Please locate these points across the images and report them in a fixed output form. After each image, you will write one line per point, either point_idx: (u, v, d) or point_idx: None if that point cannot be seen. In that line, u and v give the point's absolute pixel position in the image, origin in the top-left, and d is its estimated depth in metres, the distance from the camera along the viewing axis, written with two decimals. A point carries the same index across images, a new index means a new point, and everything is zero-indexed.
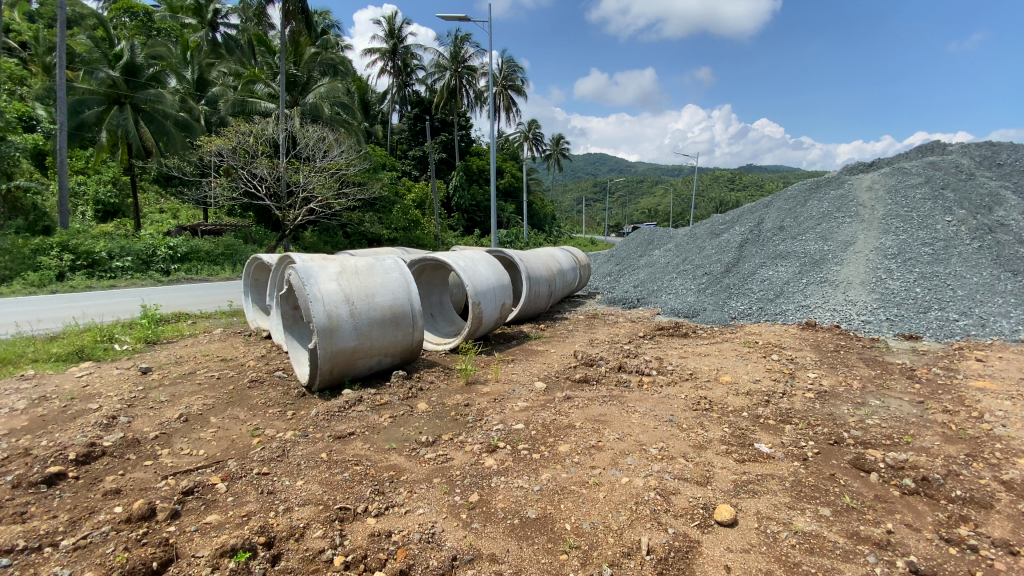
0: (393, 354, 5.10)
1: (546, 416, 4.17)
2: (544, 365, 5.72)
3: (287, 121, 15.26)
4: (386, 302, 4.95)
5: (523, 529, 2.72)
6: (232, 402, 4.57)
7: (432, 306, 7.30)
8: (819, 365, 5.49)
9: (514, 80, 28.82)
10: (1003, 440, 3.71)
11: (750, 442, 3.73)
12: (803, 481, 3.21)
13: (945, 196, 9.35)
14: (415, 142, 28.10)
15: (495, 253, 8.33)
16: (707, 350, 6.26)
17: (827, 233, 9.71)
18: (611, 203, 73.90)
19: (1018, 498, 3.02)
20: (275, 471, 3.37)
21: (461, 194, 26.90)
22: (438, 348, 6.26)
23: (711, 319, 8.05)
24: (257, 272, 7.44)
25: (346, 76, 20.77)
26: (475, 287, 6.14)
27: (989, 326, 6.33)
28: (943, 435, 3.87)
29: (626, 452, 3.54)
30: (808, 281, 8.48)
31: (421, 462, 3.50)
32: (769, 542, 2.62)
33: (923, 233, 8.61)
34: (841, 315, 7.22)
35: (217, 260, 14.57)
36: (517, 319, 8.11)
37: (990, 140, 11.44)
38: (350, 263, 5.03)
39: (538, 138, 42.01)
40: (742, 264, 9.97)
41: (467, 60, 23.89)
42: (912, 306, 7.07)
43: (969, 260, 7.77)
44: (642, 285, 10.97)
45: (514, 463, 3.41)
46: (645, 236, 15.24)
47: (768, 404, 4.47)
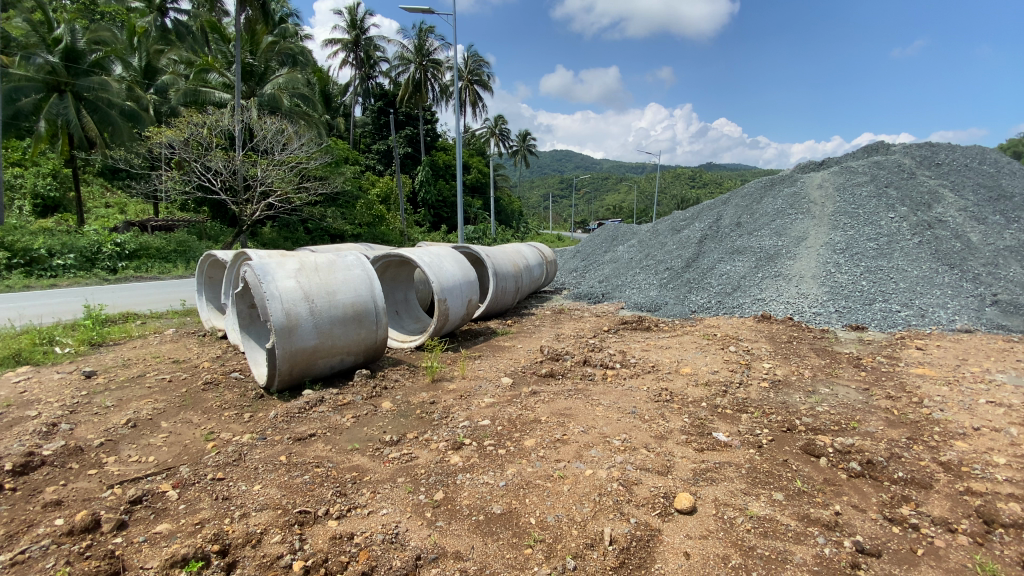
0: (356, 354, 5.00)
1: (512, 412, 4.17)
2: (510, 361, 5.72)
3: (244, 113, 14.68)
4: (348, 299, 4.82)
5: (488, 524, 2.71)
6: (185, 405, 4.36)
7: (396, 302, 7.19)
8: (773, 355, 5.72)
9: (480, 75, 28.64)
10: (940, 424, 3.96)
11: (708, 431, 3.84)
12: (758, 467, 3.33)
13: (888, 194, 9.87)
14: (378, 136, 27.56)
15: (461, 248, 8.25)
16: (668, 343, 6.43)
17: (780, 229, 10.11)
18: (577, 200, 74.51)
19: (954, 478, 3.22)
20: (230, 476, 3.24)
21: (427, 190, 26.57)
22: (404, 345, 6.17)
23: (672, 313, 8.25)
24: (212, 270, 7.11)
25: (306, 66, 20.12)
26: (441, 284, 6.06)
27: (928, 317, 6.75)
28: (886, 420, 4.09)
29: (590, 444, 3.58)
30: (763, 275, 8.80)
31: (385, 462, 3.44)
32: (726, 527, 2.70)
33: (868, 229, 9.07)
34: (794, 308, 7.54)
35: (169, 257, 13.87)
36: (484, 316, 8.06)
37: (928, 142, 12.16)
38: (309, 259, 4.89)
39: (504, 134, 41.90)
40: (702, 259, 10.26)
41: (431, 53, 23.59)
42: (859, 298, 7.44)
43: (909, 254, 8.24)
44: (606, 280, 11.15)
45: (479, 459, 3.39)
46: (609, 233, 15.45)
47: (726, 394, 4.61)
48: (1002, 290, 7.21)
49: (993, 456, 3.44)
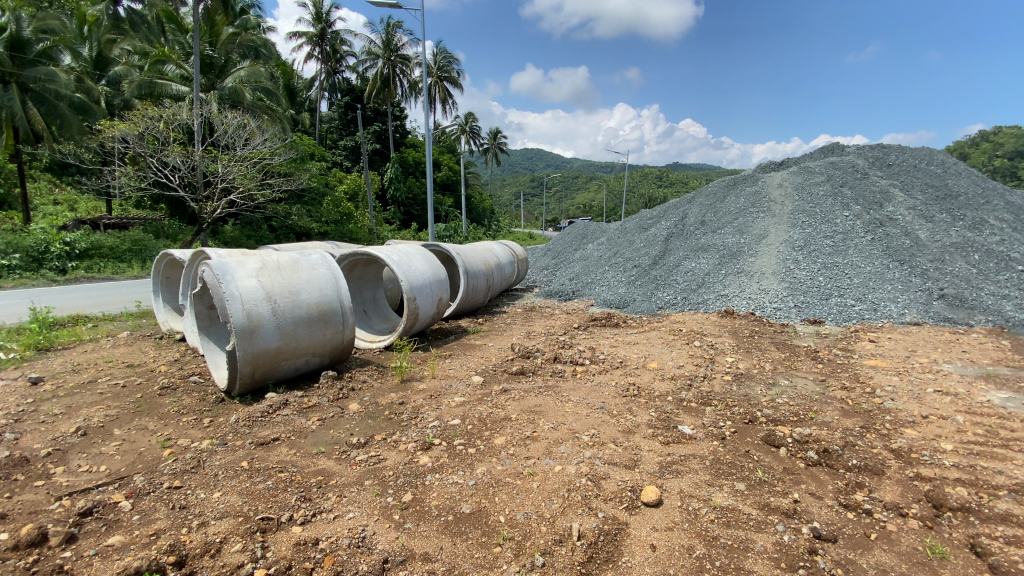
0: (322, 354, 4.88)
1: (483, 410, 4.15)
2: (481, 360, 5.69)
3: (204, 107, 14.14)
4: (312, 299, 4.70)
5: (457, 524, 2.69)
6: (140, 411, 4.17)
7: (364, 302, 7.06)
8: (736, 349, 5.87)
9: (450, 72, 28.40)
10: (891, 413, 4.15)
11: (674, 425, 3.92)
12: (721, 458, 3.42)
13: (843, 194, 10.30)
14: (345, 132, 27.04)
15: (431, 246, 8.17)
16: (636, 338, 6.54)
17: (742, 227, 10.40)
18: (548, 198, 74.82)
19: (904, 464, 3.39)
20: (187, 484, 3.11)
21: (396, 188, 26.20)
22: (372, 345, 6.06)
23: (640, 309, 8.38)
24: (168, 270, 6.82)
25: (269, 59, 19.52)
26: (410, 282, 5.98)
27: (880, 311, 7.07)
28: (842, 410, 4.26)
29: (559, 441, 3.60)
30: (726, 272, 9.05)
31: (351, 465, 3.36)
32: (691, 518, 2.76)
33: (825, 227, 9.44)
34: (755, 303, 7.77)
35: (123, 257, 13.23)
36: (455, 315, 8.00)
37: (880, 143, 12.73)
38: (271, 258, 4.74)
39: (475, 131, 41.67)
40: (668, 257, 10.47)
41: (400, 48, 23.24)
42: (816, 293, 7.73)
43: (863, 251, 8.62)
44: (576, 278, 11.25)
45: (449, 459, 3.36)
46: (579, 231, 15.60)
47: (691, 388, 4.72)
48: (948, 285, 7.62)
49: (940, 442, 3.63)
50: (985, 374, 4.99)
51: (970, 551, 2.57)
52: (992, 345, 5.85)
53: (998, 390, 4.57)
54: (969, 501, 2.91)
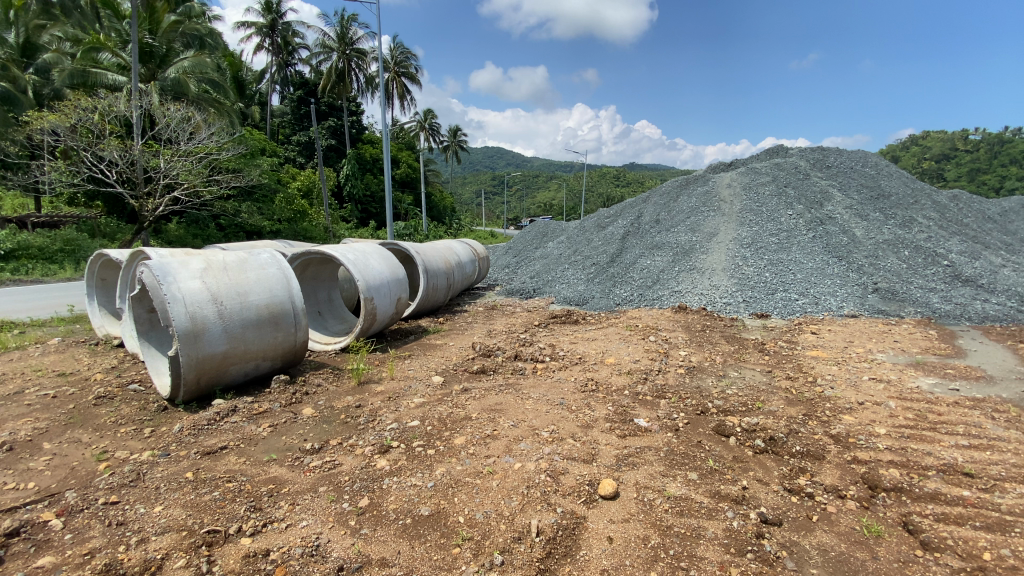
0: (273, 358, 4.70)
1: (443, 410, 4.10)
2: (441, 359, 5.63)
3: (143, 98, 13.34)
4: (261, 300, 4.52)
5: (415, 527, 2.65)
6: (73, 423, 3.89)
7: (319, 302, 6.85)
8: (689, 343, 6.08)
9: (408, 67, 27.98)
10: (831, 400, 4.40)
11: (630, 418, 4.01)
12: (675, 449, 3.52)
13: (787, 194, 10.82)
14: (299, 127, 26.14)
15: (388, 245, 8.00)
16: (595, 335, 6.66)
17: (694, 225, 10.75)
18: (509, 196, 74.86)
19: (842, 448, 3.59)
20: (126, 498, 2.92)
21: (353, 184, 25.57)
22: (327, 348, 5.88)
23: (599, 306, 8.53)
24: (104, 272, 6.38)
25: (215, 50, 18.63)
26: (367, 282, 5.82)
27: (821, 305, 7.47)
28: (786, 399, 4.48)
29: (519, 438, 3.61)
30: (680, 268, 9.33)
31: (305, 472, 3.25)
32: (646, 509, 2.83)
33: (771, 225, 9.89)
34: (707, 298, 8.05)
35: (54, 258, 12.32)
36: (415, 314, 7.88)
37: (821, 146, 13.45)
38: (217, 258, 4.52)
39: (434, 128, 41.19)
40: (626, 254, 10.71)
41: (355, 42, 22.69)
42: (763, 288, 8.09)
43: (806, 248, 9.09)
44: (537, 276, 11.32)
45: (407, 462, 3.30)
46: (540, 229, 15.72)
47: (646, 381, 4.84)
48: (881, 279, 8.14)
49: (874, 427, 3.88)
50: (914, 361, 5.37)
51: (902, 529, 2.75)
52: (920, 335, 6.30)
53: (925, 376, 4.93)
54: (901, 482, 3.12)
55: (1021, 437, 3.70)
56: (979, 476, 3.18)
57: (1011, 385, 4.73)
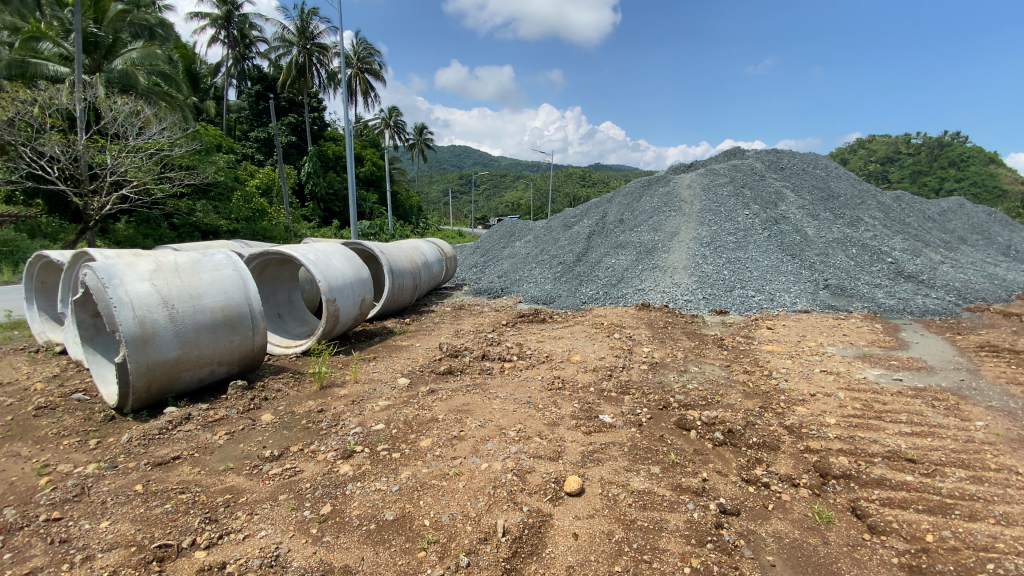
0: (229, 363, 4.52)
1: (409, 413, 4.04)
2: (407, 361, 5.56)
3: (88, 91, 12.61)
4: (216, 302, 4.35)
5: (380, 533, 2.60)
6: (9, 437, 3.63)
7: (278, 304, 6.64)
8: (652, 340, 6.21)
9: (371, 64, 27.46)
10: (785, 393, 4.58)
11: (595, 414, 4.07)
12: (638, 444, 3.59)
13: (744, 194, 11.20)
14: (257, 123, 25.26)
15: (352, 245, 7.84)
16: (561, 333, 6.72)
17: (657, 225, 10.98)
18: (476, 196, 74.64)
19: (796, 438, 3.75)
20: (70, 514, 2.75)
21: (315, 182, 24.90)
22: (288, 351, 5.71)
23: (565, 304, 8.61)
24: (44, 275, 6.00)
25: (166, 41, 17.79)
26: (329, 283, 5.68)
27: (776, 301, 7.77)
28: (744, 392, 4.64)
29: (486, 438, 3.61)
30: (643, 267, 9.53)
31: (264, 480, 3.15)
32: (610, 504, 2.87)
33: (729, 225, 10.21)
34: (669, 296, 8.24)
35: None
36: (380, 315, 7.75)
37: (775, 148, 13.98)
38: (167, 259, 4.32)
39: (400, 126, 40.60)
40: (592, 254, 10.86)
41: (316, 36, 22.11)
42: (722, 286, 8.36)
43: (762, 246, 9.43)
44: (504, 275, 11.32)
45: (371, 466, 3.24)
46: (507, 229, 15.74)
47: (611, 378, 4.93)
48: (831, 276, 8.54)
49: (824, 417, 4.06)
50: (862, 354, 5.66)
51: (851, 514, 2.89)
52: (867, 328, 6.65)
53: (872, 367, 5.21)
54: (849, 469, 3.28)
55: (957, 423, 3.95)
56: (921, 461, 3.37)
57: (948, 374, 5.05)
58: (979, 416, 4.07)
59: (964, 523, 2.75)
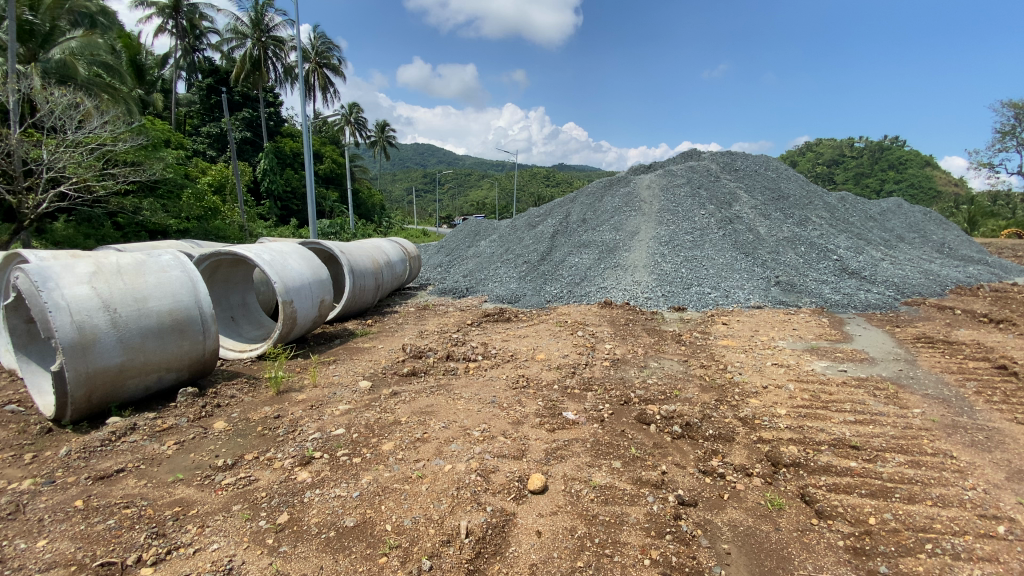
0: (178, 369, 4.32)
1: (370, 416, 3.97)
2: (369, 363, 5.45)
3: (19, 81, 11.73)
4: (163, 306, 4.14)
5: (339, 540, 2.54)
6: None
7: (232, 307, 6.39)
8: (613, 337, 6.33)
9: (330, 59, 26.77)
10: (739, 386, 4.76)
11: (559, 412, 4.11)
12: (600, 439, 3.65)
13: (700, 195, 11.57)
14: (209, 118, 24.21)
15: (310, 244, 7.61)
16: (526, 332, 6.75)
17: (618, 224, 11.19)
18: (441, 195, 74.00)
19: (749, 429, 3.90)
20: (1, 535, 2.55)
21: (271, 180, 23.99)
22: (243, 355, 5.50)
23: (530, 303, 8.66)
24: None
25: (108, 29, 16.75)
26: (286, 284, 5.51)
27: (731, 298, 8.05)
28: (701, 386, 4.79)
29: (450, 439, 3.58)
30: (605, 265, 9.70)
31: (217, 490, 3.02)
32: (573, 500, 2.91)
33: (686, 224, 10.51)
34: (631, 294, 8.41)
35: None
36: (341, 317, 7.57)
37: (730, 150, 14.48)
38: (109, 261, 4.09)
39: (361, 123, 39.73)
40: (555, 252, 10.97)
41: (272, 29, 21.37)
42: (680, 284, 8.59)
43: (717, 245, 9.76)
44: (469, 275, 11.27)
45: (331, 472, 3.16)
46: (471, 228, 15.67)
47: (574, 375, 4.99)
48: (782, 273, 8.93)
49: (775, 408, 4.25)
50: (810, 347, 5.95)
51: (800, 500, 3.03)
52: (815, 323, 6.99)
53: (819, 359, 5.48)
54: (798, 458, 3.44)
55: (895, 411, 4.21)
56: (863, 448, 3.57)
57: (888, 364, 5.37)
58: (916, 404, 4.34)
59: (903, 505, 2.93)
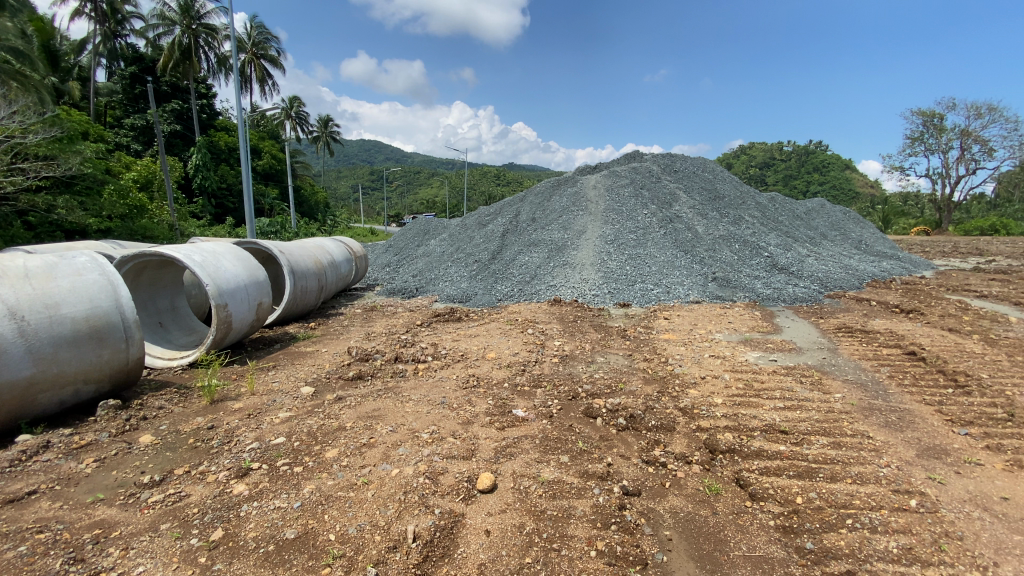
0: (98, 381, 3.99)
1: (313, 423, 3.83)
2: (312, 368, 5.26)
3: None
4: (79, 312, 3.82)
5: (279, 553, 2.44)
6: None
7: (159, 311, 5.97)
8: (562, 333, 6.44)
9: (268, 50, 25.57)
10: (679, 377, 4.98)
11: (509, 410, 4.14)
12: (549, 435, 3.71)
13: (643, 195, 11.96)
14: (133, 109, 22.52)
15: (247, 244, 7.25)
16: (476, 331, 6.73)
17: (566, 224, 11.37)
18: (389, 193, 72.45)
19: (689, 419, 4.08)
20: None
21: (205, 176, 22.61)
22: (172, 364, 5.14)
23: (480, 302, 8.65)
24: None
25: (14, 10, 15.28)
26: (219, 287, 5.21)
27: (672, 293, 8.38)
28: (645, 378, 4.97)
29: (398, 443, 3.52)
30: (554, 264, 9.83)
31: (143, 509, 2.82)
32: (521, 497, 2.94)
33: (630, 224, 10.84)
34: (579, 291, 8.57)
35: None
36: (281, 320, 7.26)
37: (670, 153, 15.06)
38: (13, 264, 3.73)
39: (303, 117, 38.17)
40: (505, 252, 11.00)
41: (203, 16, 20.16)
42: (625, 281, 8.85)
43: (660, 243, 10.13)
44: (419, 274, 11.11)
45: (270, 483, 3.03)
46: (420, 227, 15.44)
47: (524, 372, 5.04)
48: (719, 269, 9.40)
49: (712, 398, 4.47)
50: (744, 338, 6.31)
51: (736, 484, 3.20)
52: (749, 316, 7.41)
53: (752, 350, 5.82)
54: (733, 444, 3.63)
55: (819, 396, 4.54)
56: (791, 432, 3.82)
57: (814, 353, 5.77)
58: (837, 389, 4.70)
59: (826, 484, 3.17)
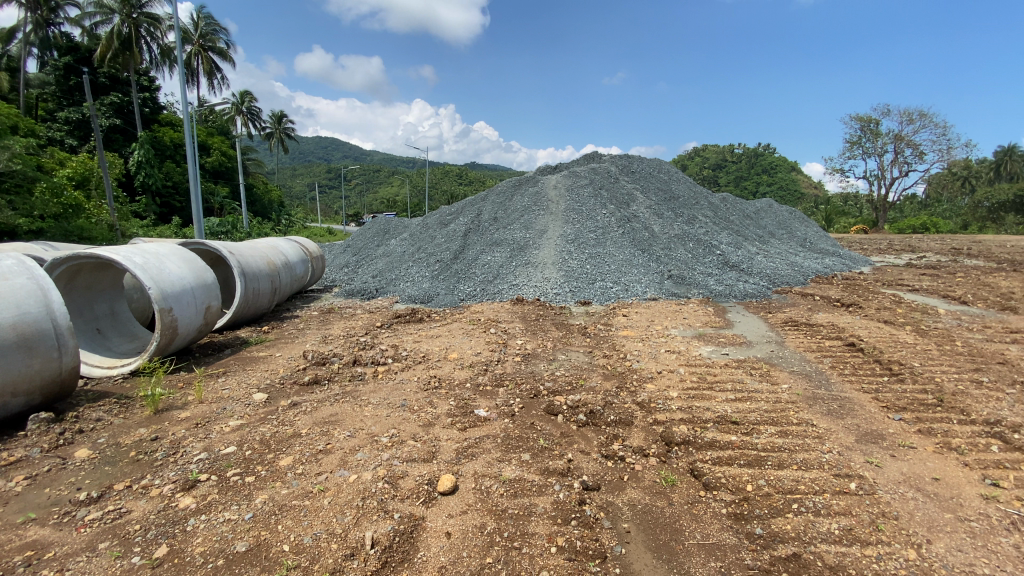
0: (28, 394, 3.72)
1: (266, 431, 3.71)
2: (266, 373, 5.08)
3: None
4: (5, 318, 3.57)
5: (230, 567, 2.35)
6: None
7: (97, 317, 5.62)
8: (524, 332, 6.48)
9: (217, 42, 24.50)
10: (637, 372, 5.11)
11: (470, 410, 4.13)
12: (510, 434, 3.72)
13: (602, 195, 12.17)
14: (67, 101, 21.08)
15: (193, 245, 6.92)
16: (438, 331, 6.68)
17: (527, 224, 11.42)
18: (347, 192, 70.72)
19: (646, 412, 4.19)
20: None
21: (148, 173, 21.42)
22: (111, 372, 4.85)
23: (442, 302, 8.58)
24: None
25: None
26: (162, 290, 4.95)
27: (631, 291, 8.58)
28: (604, 374, 5.07)
29: (356, 448, 3.45)
30: (516, 263, 9.87)
31: (79, 528, 2.64)
32: (482, 497, 2.94)
33: (590, 223, 11.00)
34: (541, 290, 8.64)
35: None
36: (232, 324, 6.97)
37: (627, 153, 15.38)
38: None
39: (256, 113, 36.73)
40: (467, 251, 10.95)
41: (144, 5, 19.12)
42: (586, 279, 8.99)
43: (619, 242, 10.34)
44: (380, 275, 10.91)
45: (219, 495, 2.90)
46: (380, 227, 15.16)
47: (486, 372, 5.03)
48: (675, 267, 9.69)
49: (668, 391, 4.61)
50: (698, 333, 6.54)
51: (690, 475, 3.31)
52: (703, 311, 7.68)
53: (706, 345, 6.03)
54: (688, 436, 3.75)
55: (768, 387, 4.76)
56: (742, 422, 3.99)
57: (762, 346, 6.05)
58: (784, 380, 4.95)
59: (774, 471, 3.32)
